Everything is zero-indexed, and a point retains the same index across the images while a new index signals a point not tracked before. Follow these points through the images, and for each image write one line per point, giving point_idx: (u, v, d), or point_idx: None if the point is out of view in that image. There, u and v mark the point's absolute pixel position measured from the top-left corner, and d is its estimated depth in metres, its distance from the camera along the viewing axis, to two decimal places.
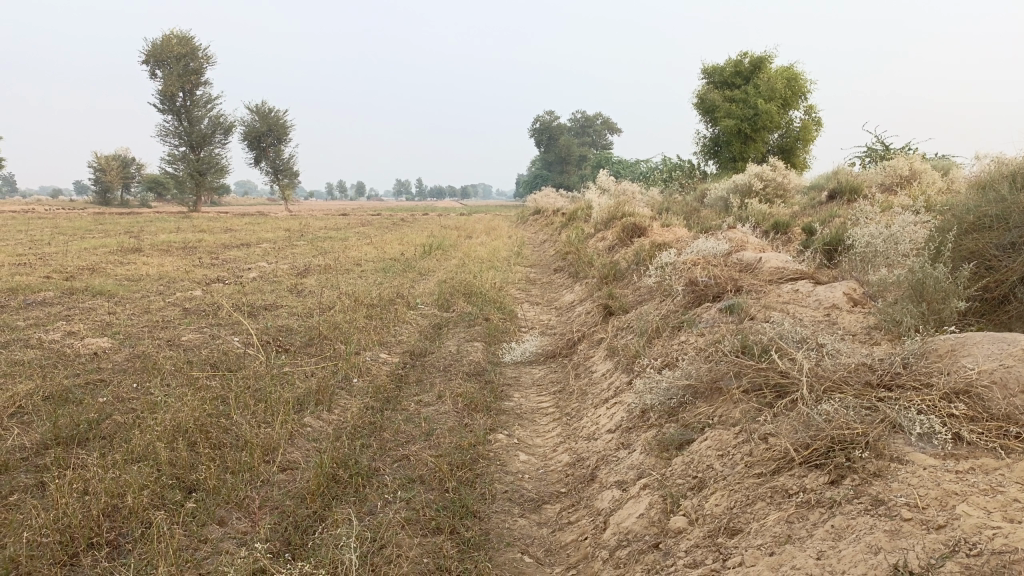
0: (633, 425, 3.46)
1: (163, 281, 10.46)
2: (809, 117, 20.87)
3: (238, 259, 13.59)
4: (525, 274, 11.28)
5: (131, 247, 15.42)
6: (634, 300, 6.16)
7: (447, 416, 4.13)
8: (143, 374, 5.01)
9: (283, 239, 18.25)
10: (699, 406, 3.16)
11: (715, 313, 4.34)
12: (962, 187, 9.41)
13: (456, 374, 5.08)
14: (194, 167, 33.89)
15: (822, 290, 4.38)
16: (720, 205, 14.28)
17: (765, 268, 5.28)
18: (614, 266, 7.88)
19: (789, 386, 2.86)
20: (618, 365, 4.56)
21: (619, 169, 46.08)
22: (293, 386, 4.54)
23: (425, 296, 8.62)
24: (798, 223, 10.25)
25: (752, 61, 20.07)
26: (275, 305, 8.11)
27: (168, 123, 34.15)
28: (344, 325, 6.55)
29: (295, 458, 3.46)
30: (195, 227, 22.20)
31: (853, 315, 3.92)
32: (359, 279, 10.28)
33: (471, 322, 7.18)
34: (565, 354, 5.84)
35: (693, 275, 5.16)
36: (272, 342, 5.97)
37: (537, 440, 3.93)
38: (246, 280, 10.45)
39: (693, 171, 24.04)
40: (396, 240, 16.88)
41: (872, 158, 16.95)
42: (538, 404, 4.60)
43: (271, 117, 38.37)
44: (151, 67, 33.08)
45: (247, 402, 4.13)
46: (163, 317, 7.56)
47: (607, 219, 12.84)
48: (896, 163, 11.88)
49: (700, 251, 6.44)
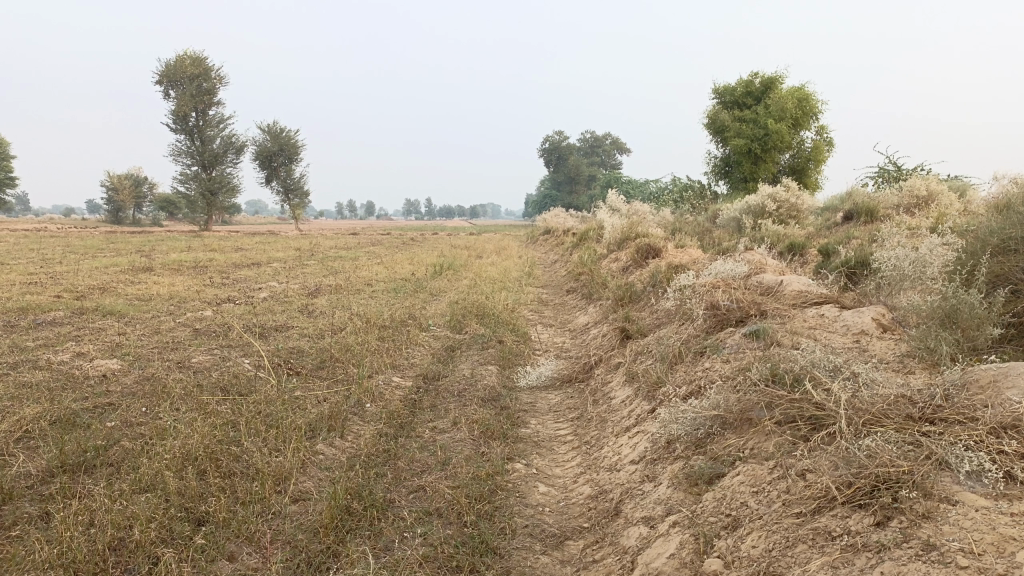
0: (658, 457, 3.33)
1: (173, 301, 10.40)
2: (821, 137, 20.76)
3: (248, 279, 13.53)
4: (537, 295, 11.17)
5: (142, 266, 15.41)
6: (651, 323, 6.04)
7: (463, 444, 4.01)
8: (153, 397, 4.91)
9: (294, 258, 18.22)
10: (729, 438, 3.04)
11: (739, 338, 4.22)
12: (981, 208, 9.28)
13: (471, 400, 4.95)
14: (206, 186, 34.03)
15: (849, 315, 4.26)
16: (733, 226, 14.15)
17: (787, 292, 5.16)
18: (629, 287, 7.76)
19: (825, 418, 2.73)
20: (638, 392, 4.43)
21: (628, 189, 46.04)
22: (305, 411, 4.43)
23: (437, 317, 8.52)
24: (813, 244, 10.12)
25: (763, 81, 20.01)
26: (285, 326, 8.02)
27: (181, 142, 34.39)
28: (355, 347, 6.44)
29: (307, 489, 3.34)
30: (206, 247, 22.25)
31: (884, 342, 3.80)
32: (370, 299, 10.20)
33: (484, 344, 7.06)
34: (581, 379, 5.71)
35: (714, 298, 5.05)
36: (283, 365, 5.88)
37: (556, 470, 3.81)
38: (256, 300, 10.40)
39: (703, 192, 23.95)
40: (406, 260, 16.84)
41: (885, 179, 16.81)
42: (556, 431, 4.47)
43: (282, 137, 38.60)
44: (165, 87, 33.38)
45: (258, 428, 4.03)
46: (173, 338, 7.48)
47: (620, 240, 12.74)
48: (912, 185, 11.73)
49: (718, 273, 6.33)
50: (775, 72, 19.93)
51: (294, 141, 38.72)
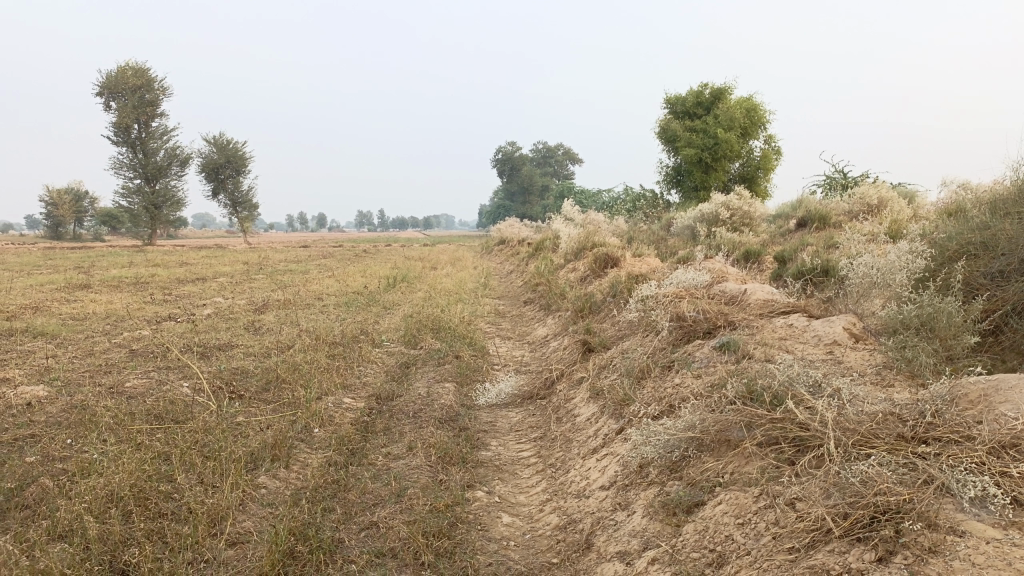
0: (630, 482, 3.10)
1: (110, 320, 9.86)
2: (769, 146, 21.01)
3: (193, 295, 12.98)
4: (493, 307, 10.90)
5: (79, 283, 14.71)
6: (614, 335, 5.83)
7: (420, 471, 3.72)
8: (80, 428, 4.51)
9: (242, 272, 17.65)
10: (706, 460, 2.82)
11: (709, 352, 4.02)
12: (932, 214, 9.34)
13: (427, 421, 4.67)
14: (150, 200, 32.96)
15: (820, 324, 4.10)
16: (687, 234, 14.11)
17: (753, 301, 5.00)
18: (589, 298, 7.56)
19: (810, 439, 2.54)
20: (604, 409, 4.20)
21: (582, 200, 46.11)
22: (246, 439, 4.08)
23: (390, 332, 8.20)
24: (769, 252, 10.07)
25: (713, 91, 20.16)
26: (230, 345, 7.60)
27: (123, 155, 33.32)
28: (304, 367, 6.09)
29: (247, 530, 3.03)
30: (150, 262, 21.48)
31: (859, 352, 3.65)
32: (321, 315, 9.81)
33: (440, 360, 6.77)
34: (543, 395, 5.46)
35: (679, 309, 4.86)
36: (224, 387, 5.49)
37: (520, 497, 3.55)
38: (200, 317, 9.93)
39: (656, 200, 24.04)
40: (358, 273, 16.40)
41: (833, 187, 17.02)
42: (518, 453, 4.21)
43: (229, 149, 37.72)
44: (105, 99, 32.30)
45: (194, 459, 3.68)
46: (108, 361, 7.01)
47: (577, 250, 12.56)
48: (863, 192, 11.81)
49: (680, 282, 6.17)
50: (724, 82, 20.09)
51: (241, 153, 37.90)
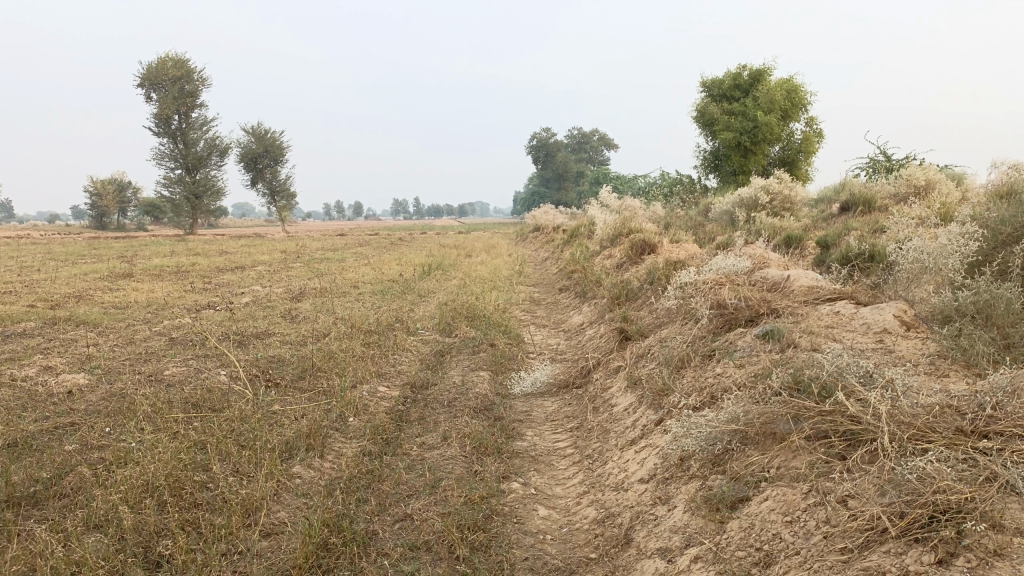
0: (670, 476, 3.00)
1: (151, 309, 10.00)
2: (810, 129, 20.52)
3: (231, 284, 13.13)
4: (528, 295, 10.82)
5: (122, 272, 14.97)
6: (651, 323, 5.72)
7: (454, 462, 3.66)
8: (119, 416, 4.55)
9: (279, 261, 17.83)
10: (751, 454, 2.71)
11: (751, 340, 3.89)
12: (983, 197, 9.00)
13: (462, 410, 4.61)
14: (190, 190, 33.49)
15: (868, 311, 3.94)
16: (726, 219, 13.84)
17: (797, 288, 4.84)
18: (626, 285, 7.44)
19: (863, 433, 2.43)
20: (642, 399, 4.10)
21: (617, 185, 45.69)
22: (281, 428, 4.07)
23: (425, 320, 8.17)
24: (811, 236, 9.81)
25: (752, 73, 19.73)
26: (266, 333, 7.64)
27: (164, 145, 33.86)
28: (339, 355, 6.08)
29: (281, 520, 3.00)
30: (190, 251, 21.80)
31: (911, 341, 3.49)
32: (356, 302, 9.83)
33: (475, 348, 6.71)
34: (579, 385, 5.37)
35: (720, 296, 4.73)
36: (260, 376, 5.51)
37: (557, 489, 3.47)
38: (237, 305, 10.02)
39: (693, 185, 23.68)
40: (394, 260, 16.45)
41: (877, 169, 16.55)
42: (555, 444, 4.13)
43: (267, 139, 38.10)
44: (146, 91, 32.79)
45: (230, 449, 3.68)
46: (148, 349, 7.09)
47: (613, 236, 12.40)
48: (909, 174, 11.43)
49: (719, 269, 6.01)
50: (763, 64, 19.64)
51: (279, 142, 38.28)
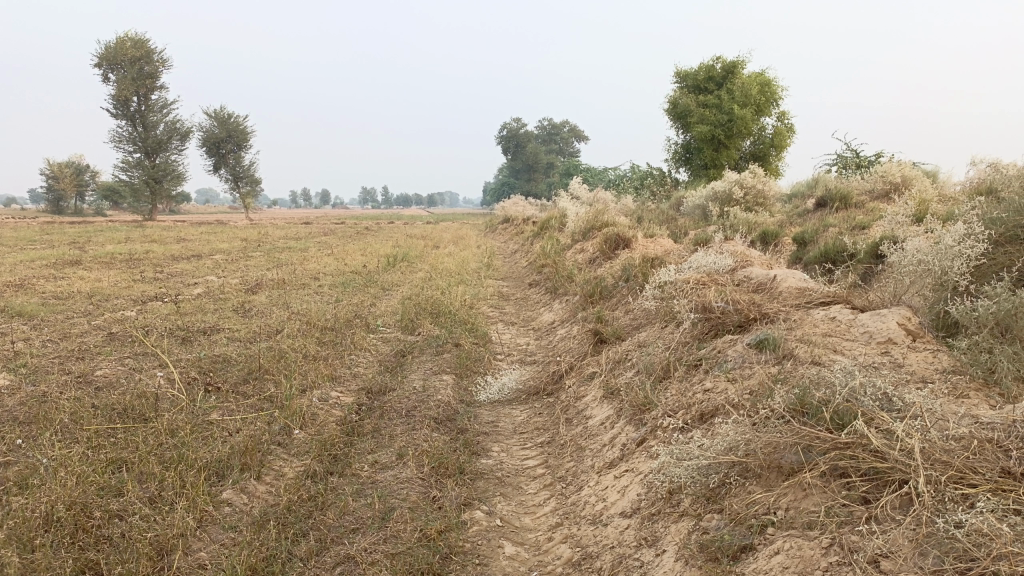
0: (657, 511, 2.60)
1: (95, 300, 9.36)
2: (781, 124, 20.32)
3: (184, 273, 12.47)
4: (497, 289, 10.38)
5: (69, 260, 14.18)
6: (628, 325, 5.33)
7: (409, 486, 3.23)
8: (32, 426, 4.02)
9: (238, 249, 17.15)
10: (753, 491, 2.32)
11: (742, 349, 3.50)
12: (960, 195, 8.78)
13: (421, 421, 4.16)
14: (150, 174, 32.44)
15: (869, 318, 3.58)
16: (699, 214, 13.52)
17: (785, 289, 4.48)
18: (599, 281, 7.05)
19: (889, 472, 2.06)
20: (621, 413, 3.71)
21: (586, 177, 45.41)
22: (213, 444, 3.59)
23: (387, 316, 7.69)
24: (788, 233, 9.52)
25: (725, 66, 19.40)
26: (214, 329, 7.10)
27: (122, 128, 32.71)
28: (290, 355, 5.60)
29: (201, 562, 2.56)
30: (147, 238, 20.92)
31: (920, 353, 3.13)
32: (315, 296, 9.31)
33: (438, 347, 6.27)
34: (550, 391, 4.96)
35: (704, 298, 4.34)
36: (200, 379, 4.99)
37: (525, 519, 3.06)
38: (188, 297, 9.43)
39: (663, 178, 23.42)
40: (358, 251, 15.89)
41: (847, 166, 16.40)
42: (523, 462, 3.72)
43: (231, 123, 37.07)
44: (103, 71, 31.54)
45: (152, 470, 3.21)
46: (82, 345, 6.51)
47: (584, 229, 12.01)
48: (885, 170, 11.21)
49: (699, 266, 5.64)
50: (736, 57, 19.34)
51: (243, 127, 37.29)
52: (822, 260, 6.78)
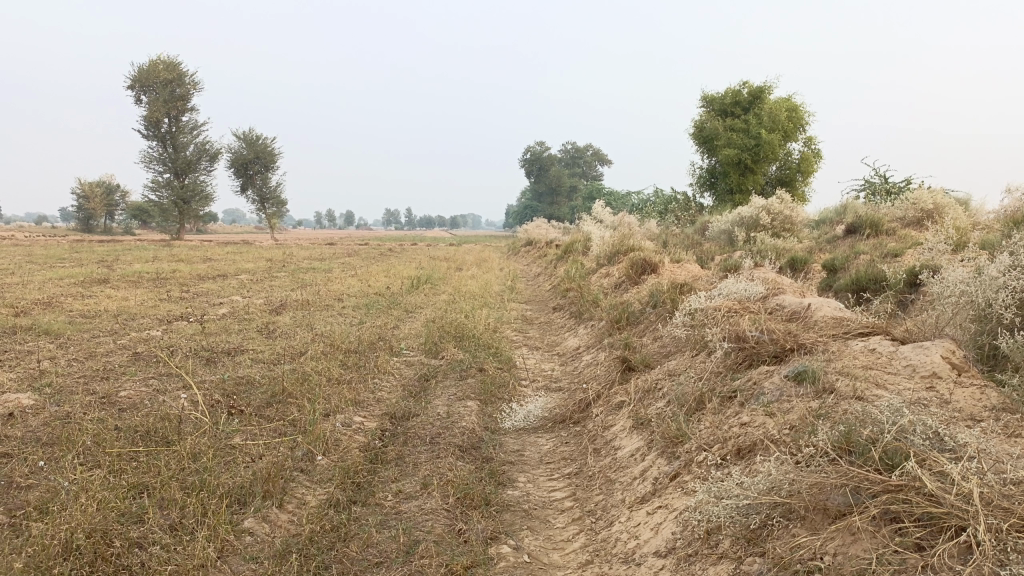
0: (694, 551, 2.49)
1: (121, 319, 9.42)
2: (808, 149, 20.15)
3: (210, 293, 12.54)
4: (520, 313, 10.30)
5: (98, 278, 14.34)
6: (657, 353, 5.22)
7: (434, 518, 3.14)
8: (56, 447, 3.98)
9: (263, 270, 17.25)
10: (798, 534, 2.21)
11: (779, 381, 3.39)
12: (995, 223, 8.58)
13: (445, 449, 4.08)
14: (179, 194, 32.91)
15: (911, 351, 3.44)
16: (724, 239, 13.38)
17: (820, 318, 4.35)
18: (626, 307, 6.95)
19: (945, 518, 1.93)
20: (652, 445, 3.60)
21: (610, 201, 45.38)
22: (235, 469, 3.53)
23: (410, 339, 7.64)
24: (818, 260, 9.36)
25: (751, 91, 19.31)
26: (238, 350, 7.09)
27: (152, 149, 33.26)
28: (313, 378, 5.55)
29: None
30: (174, 257, 21.16)
31: (967, 388, 3.00)
32: (338, 317, 9.29)
33: (463, 372, 6.19)
34: (577, 420, 4.86)
35: (737, 327, 4.23)
36: (223, 402, 4.95)
37: (553, 556, 2.96)
38: (213, 317, 9.46)
39: (688, 203, 23.29)
40: (382, 273, 15.90)
41: (876, 192, 16.19)
42: (550, 494, 3.62)
43: (258, 145, 37.57)
44: (136, 93, 32.18)
45: (174, 495, 3.16)
46: (108, 365, 6.52)
47: (609, 253, 11.92)
48: (916, 197, 11.02)
49: (730, 293, 5.53)
50: (763, 82, 19.25)
51: (270, 149, 37.78)
52: (855, 288, 6.62)
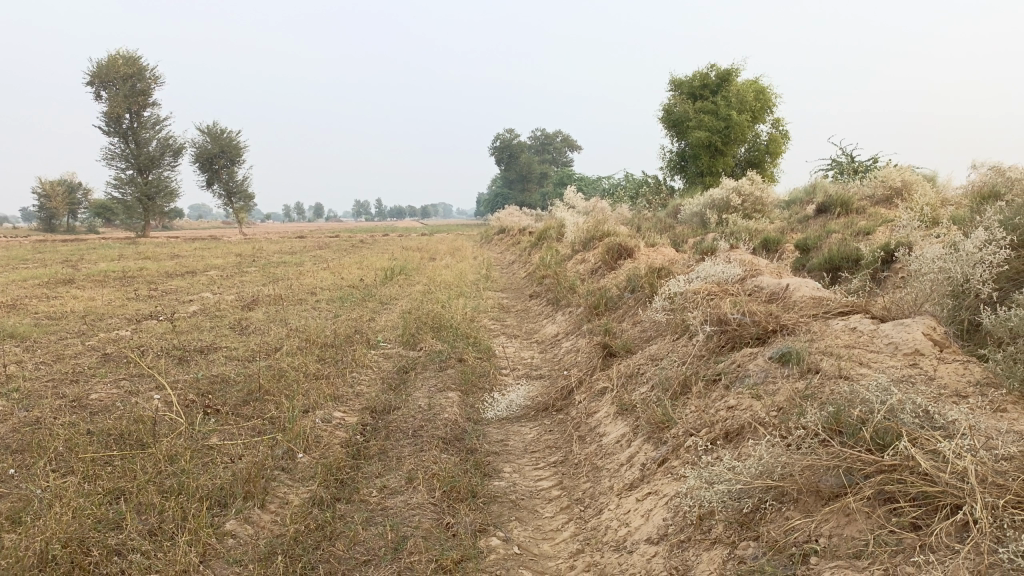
0: (687, 538, 2.47)
1: (88, 319, 9.20)
2: (776, 130, 20.31)
3: (179, 291, 12.31)
4: (497, 301, 10.24)
5: (62, 278, 14.01)
6: (638, 338, 5.20)
7: (421, 513, 3.09)
8: (26, 454, 3.86)
9: (233, 265, 16.99)
10: (792, 516, 2.19)
11: (763, 363, 3.38)
12: (963, 199, 8.69)
13: (429, 442, 4.02)
14: (143, 191, 32.29)
15: (892, 328, 3.45)
16: (697, 222, 13.43)
17: (799, 298, 4.36)
18: (603, 292, 6.94)
19: (940, 496, 1.93)
20: (637, 431, 3.58)
21: (580, 186, 45.43)
22: (214, 470, 3.45)
23: (387, 332, 7.55)
24: (790, 240, 9.42)
25: (719, 73, 19.37)
26: (211, 348, 6.95)
27: (114, 145, 32.57)
28: (290, 374, 5.45)
29: None
30: (140, 255, 20.77)
31: (950, 363, 3.01)
32: (313, 311, 9.16)
33: (442, 363, 6.13)
34: (560, 407, 4.83)
35: (718, 310, 4.22)
36: (198, 401, 4.84)
37: (543, 546, 2.92)
38: (183, 315, 9.27)
39: (658, 186, 23.36)
40: (354, 265, 15.73)
41: (844, 171, 16.36)
42: (537, 484, 3.59)
43: (223, 138, 36.95)
44: (95, 88, 31.45)
45: (152, 500, 3.07)
46: (77, 367, 6.35)
47: (583, 239, 11.90)
48: (884, 175, 11.14)
49: (708, 276, 5.53)
50: (730, 65, 19.32)
51: (236, 142, 37.19)
52: (829, 267, 6.66)
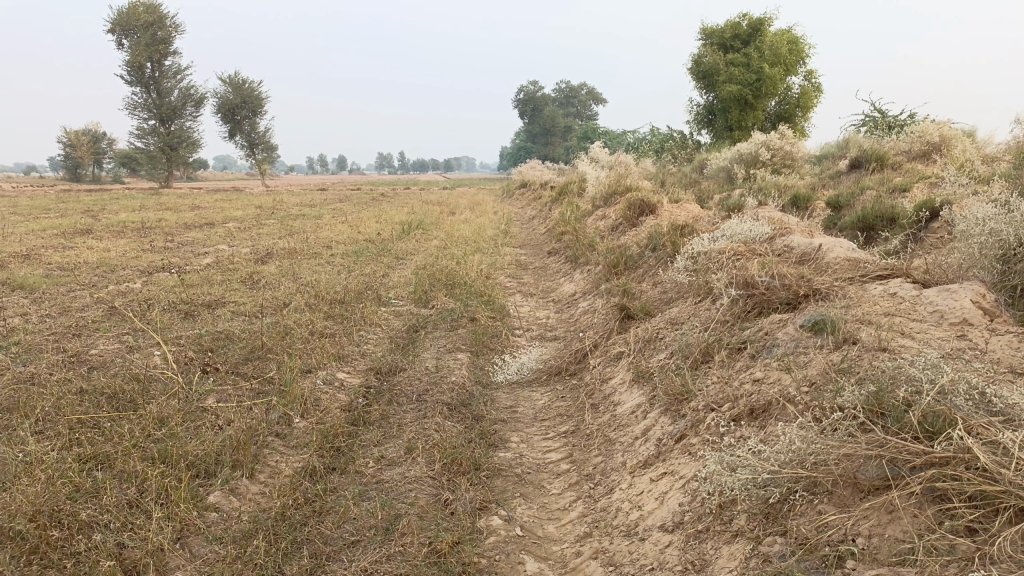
0: (706, 528, 2.23)
1: (101, 271, 9.06)
2: (809, 83, 19.56)
3: (196, 242, 12.15)
4: (514, 258, 9.96)
5: (81, 228, 13.93)
6: (658, 300, 4.92)
7: (418, 487, 2.88)
8: (13, 413, 3.69)
9: (252, 218, 16.81)
10: (825, 511, 1.94)
11: (794, 332, 3.09)
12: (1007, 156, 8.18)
13: (432, 408, 3.79)
14: (166, 140, 32.19)
15: (936, 294, 3.13)
16: (723, 177, 12.96)
17: (832, 260, 4.03)
18: (623, 251, 6.62)
19: (1002, 497, 1.66)
20: (654, 402, 3.33)
21: (605, 139, 44.56)
22: (203, 435, 3.26)
23: (399, 288, 7.31)
24: (821, 198, 9.00)
25: (751, 22, 18.53)
26: (219, 302, 6.77)
27: (137, 95, 32.35)
28: (295, 332, 5.24)
29: None
30: (161, 205, 20.72)
31: (1003, 335, 2.69)
32: (326, 266, 8.93)
33: (453, 322, 5.89)
34: (573, 372, 4.59)
35: (745, 273, 3.92)
36: (197, 360, 4.65)
37: (549, 528, 2.70)
38: (196, 268, 9.10)
39: (684, 140, 22.73)
40: (373, 218, 15.48)
41: (878, 126, 15.71)
42: (545, 456, 3.36)
43: (245, 89, 36.52)
44: (117, 36, 31.14)
45: (133, 468, 2.88)
46: (81, 320, 6.20)
47: (604, 194, 11.54)
48: (923, 129, 10.59)
49: (734, 234, 5.20)
50: (764, 14, 18.47)
51: (257, 92, 36.80)
52: (862, 225, 6.26)
